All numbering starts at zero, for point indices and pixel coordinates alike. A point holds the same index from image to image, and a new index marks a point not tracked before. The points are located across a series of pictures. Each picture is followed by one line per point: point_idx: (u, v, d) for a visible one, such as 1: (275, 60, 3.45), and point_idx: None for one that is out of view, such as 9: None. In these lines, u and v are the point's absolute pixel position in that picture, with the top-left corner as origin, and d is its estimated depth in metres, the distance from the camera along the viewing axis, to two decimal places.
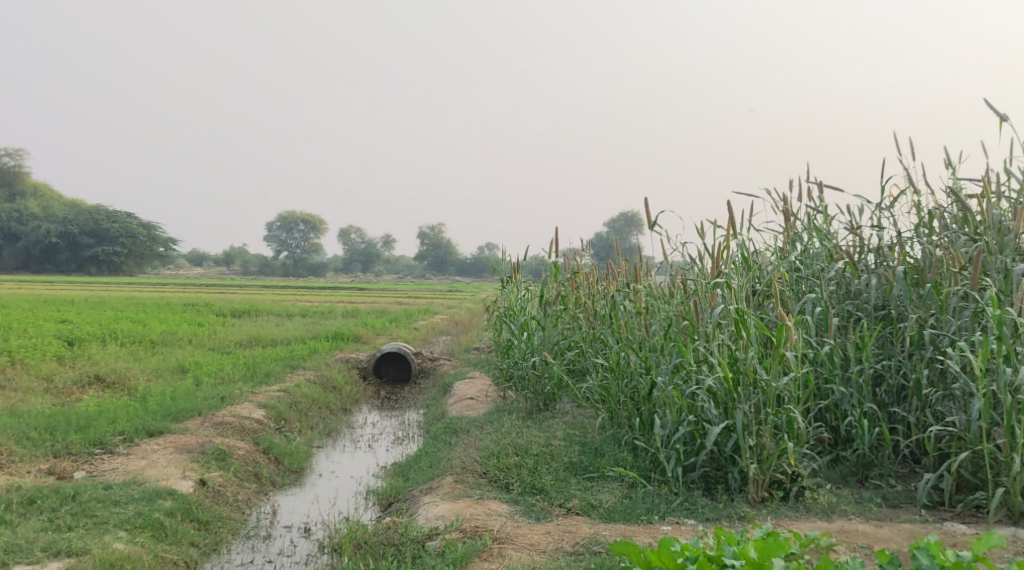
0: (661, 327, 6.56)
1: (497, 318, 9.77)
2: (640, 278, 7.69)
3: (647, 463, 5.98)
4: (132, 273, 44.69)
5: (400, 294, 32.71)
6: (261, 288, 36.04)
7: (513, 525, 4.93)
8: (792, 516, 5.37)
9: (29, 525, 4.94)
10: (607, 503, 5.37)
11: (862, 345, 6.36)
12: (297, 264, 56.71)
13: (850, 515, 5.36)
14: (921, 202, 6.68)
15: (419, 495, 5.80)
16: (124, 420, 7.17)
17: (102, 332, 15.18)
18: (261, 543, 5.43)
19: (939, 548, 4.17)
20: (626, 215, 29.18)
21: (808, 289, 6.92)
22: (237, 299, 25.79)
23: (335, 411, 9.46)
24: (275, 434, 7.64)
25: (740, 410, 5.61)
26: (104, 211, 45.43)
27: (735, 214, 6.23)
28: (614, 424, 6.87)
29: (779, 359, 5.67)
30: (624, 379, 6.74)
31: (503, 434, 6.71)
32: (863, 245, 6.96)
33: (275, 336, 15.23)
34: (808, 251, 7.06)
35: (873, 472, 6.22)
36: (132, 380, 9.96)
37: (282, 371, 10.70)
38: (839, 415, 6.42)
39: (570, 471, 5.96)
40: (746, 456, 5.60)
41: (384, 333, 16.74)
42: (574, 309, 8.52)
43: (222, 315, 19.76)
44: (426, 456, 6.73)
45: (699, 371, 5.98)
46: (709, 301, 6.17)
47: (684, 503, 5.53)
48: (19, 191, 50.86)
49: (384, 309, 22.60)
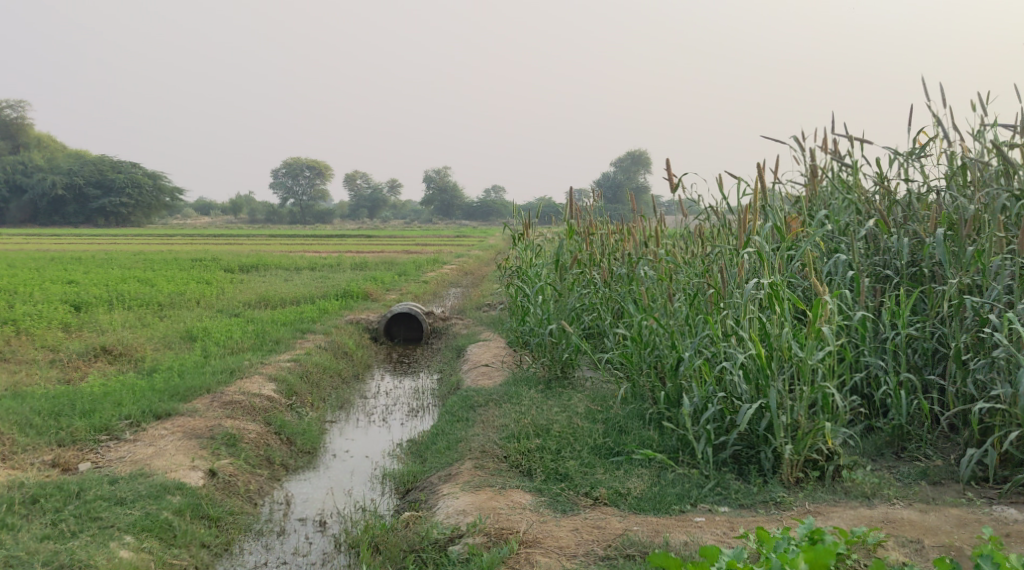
0: (685, 295, 6.24)
1: (510, 277, 9.37)
2: (660, 239, 7.33)
3: (674, 442, 5.68)
4: (139, 225, 44.39)
5: (409, 241, 32.25)
6: (269, 237, 35.67)
7: (538, 521, 4.77)
8: (830, 501, 5.10)
9: (31, 531, 4.72)
10: (635, 492, 5.14)
11: (898, 311, 6.01)
12: (304, 211, 56.18)
13: (892, 499, 5.09)
14: (954, 152, 6.25)
15: (438, 483, 5.57)
16: (130, 401, 6.91)
17: (108, 294, 14.87)
18: (275, 540, 5.21)
19: (1003, 557, 3.98)
20: (632, 154, 29.10)
21: (837, 248, 6.55)
22: (243, 252, 25.37)
23: (347, 379, 9.20)
24: (286, 411, 7.37)
25: (773, 388, 5.28)
26: (109, 161, 44.95)
27: (762, 173, 5.86)
28: (637, 397, 6.57)
29: (816, 335, 5.32)
30: (647, 349, 6.43)
31: (522, 412, 6.44)
32: (891, 199, 6.59)
33: (283, 295, 14.92)
34: (835, 208, 6.68)
35: (909, 443, 5.90)
36: (139, 350, 9.70)
37: (292, 337, 10.42)
38: (873, 385, 6.11)
39: (594, 454, 5.68)
40: (780, 436, 5.28)
41: (394, 288, 16.41)
42: (591, 271, 8.16)
43: (230, 271, 19.41)
44: (443, 435, 6.46)
45: (728, 346, 5.67)
46: (737, 271, 5.85)
47: (715, 487, 5.25)
48: (21, 142, 50.27)
49: (394, 260, 22.22)
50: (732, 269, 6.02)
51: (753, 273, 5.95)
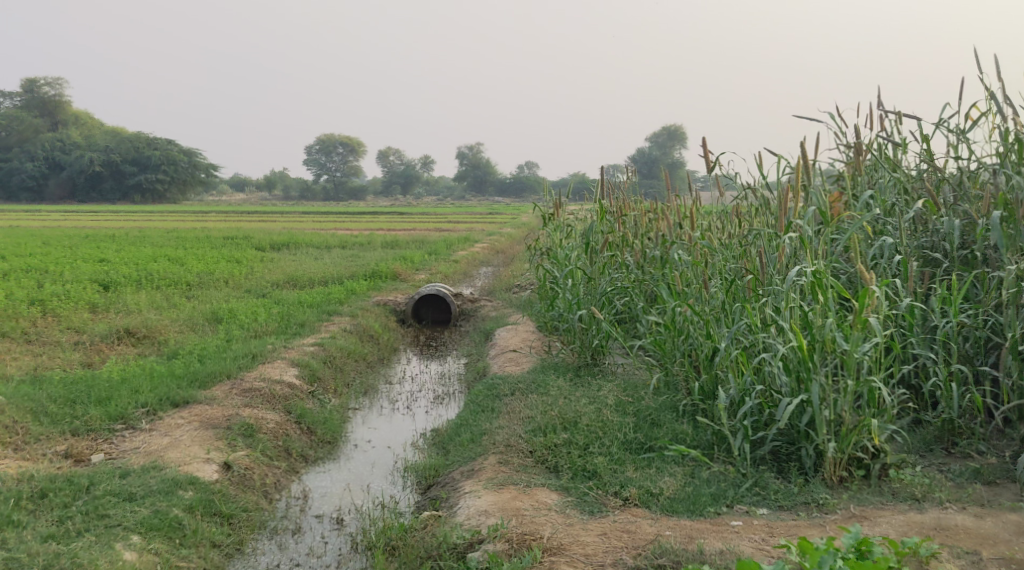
0: (721, 281, 5.94)
1: (540, 258, 9.03)
2: (695, 223, 6.99)
3: (709, 437, 5.38)
4: (175, 201, 44.48)
5: (440, 218, 31.92)
6: (302, 214, 35.59)
7: (563, 524, 4.57)
8: (877, 503, 4.77)
9: (36, 530, 4.57)
10: (668, 491, 4.86)
11: (950, 298, 5.62)
12: (337, 188, 56.16)
13: (944, 502, 4.74)
14: (1007, 127, 5.84)
15: (460, 480, 5.35)
16: (147, 388, 6.71)
17: (137, 273, 14.77)
18: (289, 539, 5.02)
19: None
20: (668, 130, 28.72)
21: (883, 230, 6.18)
22: (274, 229, 25.20)
23: (372, 364, 8.96)
24: (308, 399, 7.13)
25: (816, 383, 4.93)
26: (145, 137, 45.12)
27: (803, 153, 5.49)
28: (670, 387, 6.28)
29: (862, 325, 4.96)
30: (681, 336, 6.14)
31: (549, 403, 6.16)
32: (940, 177, 6.19)
33: (311, 275, 14.74)
34: (880, 188, 6.30)
35: (960, 438, 5.54)
36: (163, 333, 9.52)
37: (317, 320, 10.20)
38: (922, 376, 5.74)
39: (625, 449, 5.40)
40: (824, 433, 4.94)
41: (423, 268, 16.16)
42: (623, 254, 7.83)
43: (261, 250, 19.27)
44: (466, 427, 6.22)
45: (767, 336, 5.37)
46: (777, 256, 5.53)
47: (754, 486, 4.94)
48: (60, 120, 50.74)
49: (425, 239, 21.96)
50: (771, 254, 5.70)
51: (794, 258, 5.61)
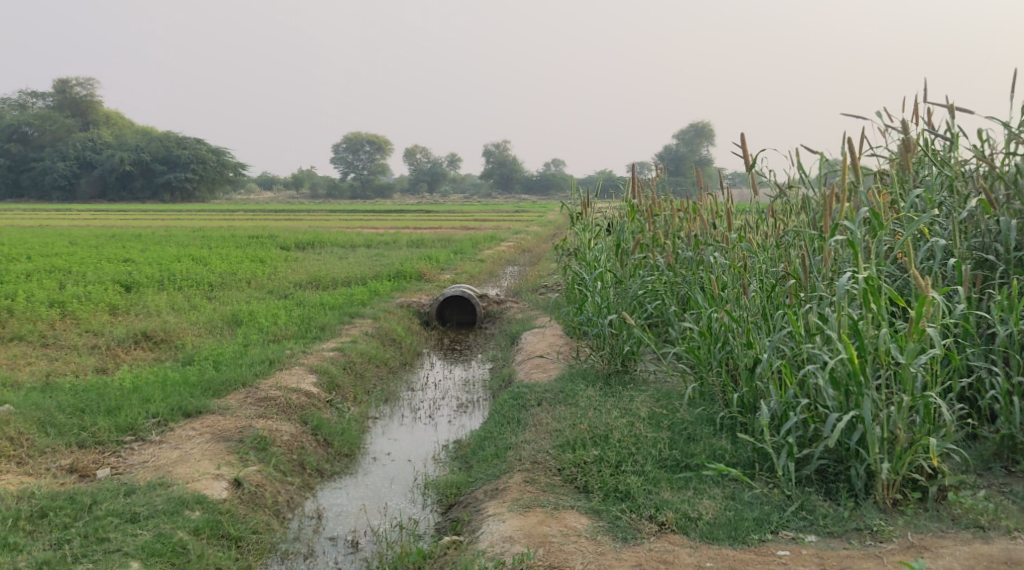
0: (761, 286, 5.56)
1: (568, 257, 8.65)
2: (732, 224, 6.59)
3: (749, 454, 5.01)
4: (204, 200, 44.39)
5: (464, 216, 31.63)
6: (327, 212, 35.47)
7: (594, 554, 4.33)
8: (937, 531, 4.40)
9: (32, 555, 4.33)
10: (707, 515, 4.51)
11: (1010, 305, 5.19)
12: (364, 186, 56.05)
13: (1011, 532, 4.35)
14: None
15: (483, 500, 5.03)
16: (159, 396, 6.44)
17: (160, 273, 14.55)
18: (300, 565, 4.76)
19: None
20: (693, 128, 28.23)
21: (934, 231, 5.76)
22: (298, 227, 25.03)
23: (394, 369, 8.65)
24: (325, 408, 6.83)
25: (868, 399, 4.52)
26: (174, 136, 45.29)
27: (850, 151, 5.07)
28: (707, 399, 5.92)
29: (919, 335, 4.54)
30: (717, 344, 5.77)
31: (579, 414, 5.82)
32: (994, 174, 5.74)
33: (335, 275, 14.47)
34: (929, 185, 5.87)
35: (1022, 456, 5.10)
36: (181, 336, 9.25)
37: (338, 323, 9.89)
38: (979, 389, 5.32)
39: (659, 467, 5.05)
40: (876, 453, 4.54)
41: (449, 268, 15.83)
42: (654, 255, 7.45)
43: (285, 249, 19.05)
44: (490, 440, 5.88)
45: (812, 345, 4.97)
46: (822, 260, 5.12)
47: (800, 510, 4.58)
48: (90, 119, 51.01)
49: (452, 237, 21.69)
50: (815, 257, 5.30)
51: (841, 261, 5.20)
